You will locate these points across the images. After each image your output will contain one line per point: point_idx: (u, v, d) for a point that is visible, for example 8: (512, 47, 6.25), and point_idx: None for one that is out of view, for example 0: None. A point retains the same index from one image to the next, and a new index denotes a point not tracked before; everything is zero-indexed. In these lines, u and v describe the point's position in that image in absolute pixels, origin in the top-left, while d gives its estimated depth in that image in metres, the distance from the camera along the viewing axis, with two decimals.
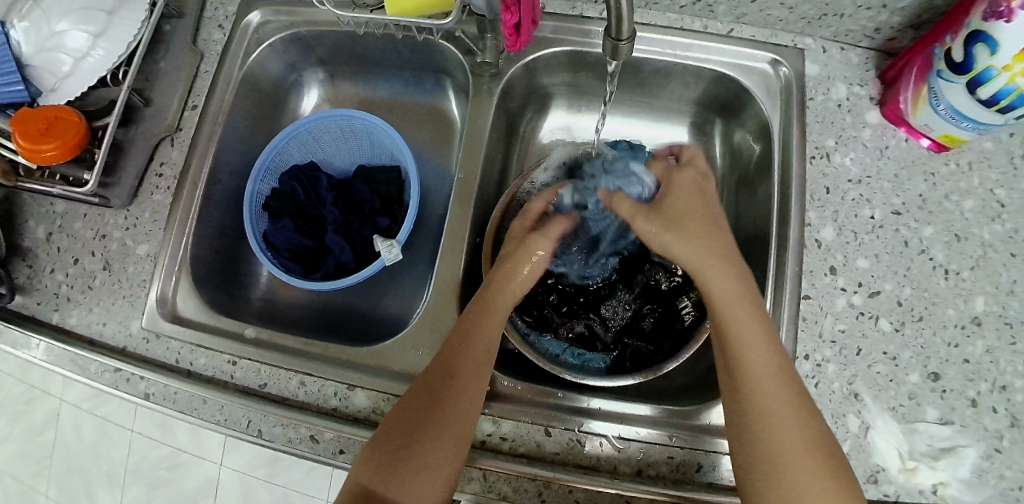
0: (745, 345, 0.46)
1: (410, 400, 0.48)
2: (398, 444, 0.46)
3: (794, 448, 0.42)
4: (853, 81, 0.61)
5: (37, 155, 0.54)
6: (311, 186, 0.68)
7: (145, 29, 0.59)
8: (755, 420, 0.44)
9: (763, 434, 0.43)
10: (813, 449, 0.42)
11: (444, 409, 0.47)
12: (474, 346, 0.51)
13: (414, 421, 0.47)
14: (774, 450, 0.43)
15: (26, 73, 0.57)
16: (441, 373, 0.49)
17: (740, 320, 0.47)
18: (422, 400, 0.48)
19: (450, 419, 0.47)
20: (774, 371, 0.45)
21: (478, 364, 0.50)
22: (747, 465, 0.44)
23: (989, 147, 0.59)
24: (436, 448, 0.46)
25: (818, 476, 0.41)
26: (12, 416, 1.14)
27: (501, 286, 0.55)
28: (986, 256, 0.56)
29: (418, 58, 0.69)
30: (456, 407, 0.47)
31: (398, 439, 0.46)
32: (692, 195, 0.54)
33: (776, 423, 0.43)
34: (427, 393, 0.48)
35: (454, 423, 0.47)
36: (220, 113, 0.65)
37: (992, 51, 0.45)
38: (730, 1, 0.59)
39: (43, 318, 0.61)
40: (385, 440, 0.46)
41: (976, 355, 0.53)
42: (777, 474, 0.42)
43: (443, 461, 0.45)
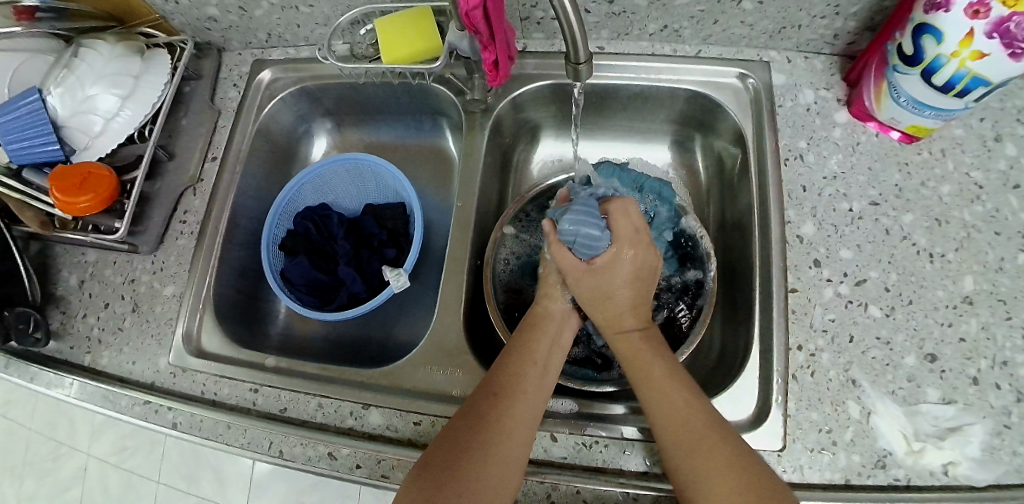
0: (666, 397, 0.49)
1: (474, 410, 0.49)
2: (464, 452, 0.46)
3: (720, 486, 0.43)
4: (819, 86, 0.65)
5: (72, 207, 0.60)
6: (322, 224, 0.73)
7: (167, 91, 0.67)
8: (693, 456, 0.45)
9: (688, 465, 0.45)
10: (734, 486, 0.43)
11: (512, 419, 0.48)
12: (535, 358, 0.53)
13: (477, 430, 0.47)
14: (703, 481, 0.44)
15: (61, 134, 0.63)
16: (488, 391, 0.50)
17: (652, 381, 0.50)
18: (488, 409, 0.49)
19: (519, 428, 0.48)
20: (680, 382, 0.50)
21: (537, 373, 0.52)
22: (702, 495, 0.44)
23: (960, 133, 0.61)
24: (504, 458, 0.46)
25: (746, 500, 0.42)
26: (40, 473, 1.17)
27: (546, 315, 0.57)
28: (969, 237, 0.57)
29: (415, 102, 0.75)
30: (524, 416, 0.49)
31: (463, 446, 0.46)
32: (638, 276, 0.54)
33: (694, 449, 0.45)
34: (489, 403, 0.49)
35: (519, 431, 0.48)
36: (238, 161, 0.71)
37: (937, 40, 0.49)
38: (694, 25, 0.64)
39: (77, 360, 0.65)
40: (452, 449, 0.46)
41: (972, 333, 0.54)
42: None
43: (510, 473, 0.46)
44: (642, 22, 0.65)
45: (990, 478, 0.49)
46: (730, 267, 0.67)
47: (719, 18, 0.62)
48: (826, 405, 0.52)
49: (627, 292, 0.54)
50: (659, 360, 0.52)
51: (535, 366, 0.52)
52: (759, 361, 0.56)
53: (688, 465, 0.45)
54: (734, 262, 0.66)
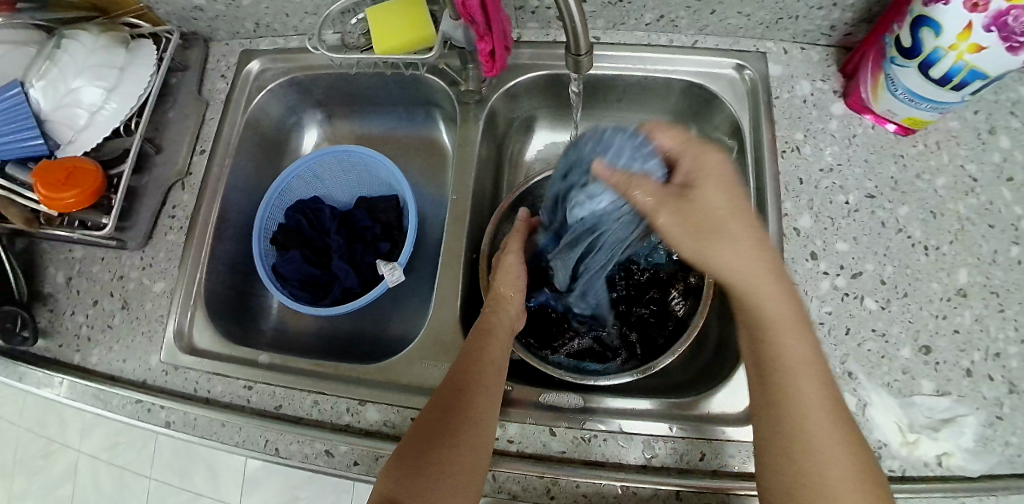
0: (781, 332, 0.42)
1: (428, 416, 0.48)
2: (422, 455, 0.45)
3: (821, 442, 0.40)
4: (816, 77, 0.65)
5: (57, 203, 0.58)
6: (315, 219, 0.72)
7: (154, 82, 0.66)
8: (800, 418, 0.41)
9: (810, 427, 0.40)
10: (839, 447, 0.40)
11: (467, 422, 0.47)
12: (487, 364, 0.52)
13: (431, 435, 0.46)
14: (808, 435, 0.40)
15: (45, 128, 0.61)
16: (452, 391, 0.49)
17: (776, 320, 0.42)
18: (442, 412, 0.48)
19: (472, 434, 0.46)
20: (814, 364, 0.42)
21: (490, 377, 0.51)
22: (788, 452, 0.40)
23: (954, 126, 0.61)
24: (462, 461, 0.45)
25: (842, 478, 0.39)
26: (31, 471, 1.15)
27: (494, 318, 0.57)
28: (963, 229, 0.57)
29: (408, 93, 0.73)
30: (477, 420, 0.47)
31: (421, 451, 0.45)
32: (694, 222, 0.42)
33: (803, 404, 0.41)
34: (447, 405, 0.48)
35: (474, 436, 0.47)
36: (228, 154, 0.70)
37: (936, 33, 0.48)
38: (691, 15, 0.63)
39: (66, 359, 0.64)
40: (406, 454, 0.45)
41: (966, 325, 0.54)
42: (806, 463, 0.39)
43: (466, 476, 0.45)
44: (638, 12, 0.64)
45: (983, 469, 0.50)
46: None
47: (716, 9, 0.62)
48: None
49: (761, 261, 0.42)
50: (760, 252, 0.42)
51: (490, 364, 0.52)
52: None
53: (787, 427, 0.41)
54: None
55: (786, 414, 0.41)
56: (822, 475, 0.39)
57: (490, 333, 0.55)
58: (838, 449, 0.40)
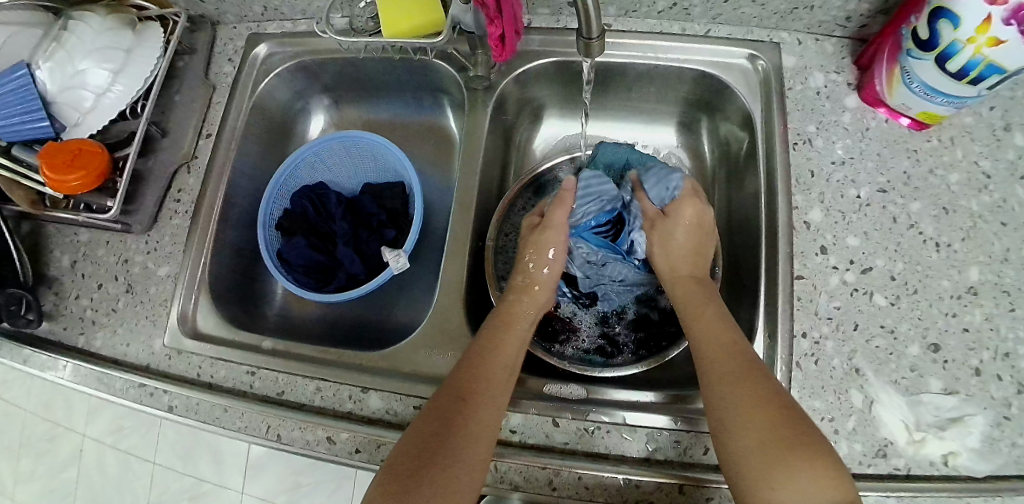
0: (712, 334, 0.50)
1: (436, 405, 0.48)
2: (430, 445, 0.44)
3: (755, 426, 0.43)
4: (830, 69, 0.63)
5: (63, 186, 0.58)
6: (320, 204, 0.71)
7: (160, 65, 0.65)
8: (733, 396, 0.45)
9: (738, 410, 0.44)
10: (777, 430, 0.42)
11: (474, 419, 0.46)
12: (500, 360, 0.51)
13: (438, 427, 0.46)
14: (735, 420, 0.44)
15: (51, 110, 0.61)
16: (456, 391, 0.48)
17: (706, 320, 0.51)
18: (452, 404, 0.47)
19: (479, 431, 0.46)
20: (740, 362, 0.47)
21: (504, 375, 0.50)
22: (737, 438, 0.43)
23: (969, 121, 0.60)
24: (465, 460, 0.44)
25: (784, 456, 0.41)
26: (37, 453, 1.17)
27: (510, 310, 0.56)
28: (976, 227, 0.56)
29: (416, 79, 0.73)
30: (485, 419, 0.47)
31: (427, 442, 0.45)
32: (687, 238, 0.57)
33: (749, 387, 0.45)
34: (458, 398, 0.48)
35: (480, 432, 0.46)
36: (233, 138, 0.69)
37: (955, 25, 0.47)
38: (704, 3, 0.62)
39: (70, 342, 0.64)
40: (409, 443, 0.45)
41: (976, 324, 0.53)
42: (767, 442, 0.42)
43: (467, 474, 0.44)
44: None
45: (989, 469, 0.49)
46: (733, 253, 0.66)
47: None
48: (829, 393, 0.52)
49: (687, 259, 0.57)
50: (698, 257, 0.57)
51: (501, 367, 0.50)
52: (763, 348, 0.56)
53: (728, 411, 0.44)
54: (738, 248, 0.66)
55: (733, 388, 0.45)
56: (766, 452, 0.41)
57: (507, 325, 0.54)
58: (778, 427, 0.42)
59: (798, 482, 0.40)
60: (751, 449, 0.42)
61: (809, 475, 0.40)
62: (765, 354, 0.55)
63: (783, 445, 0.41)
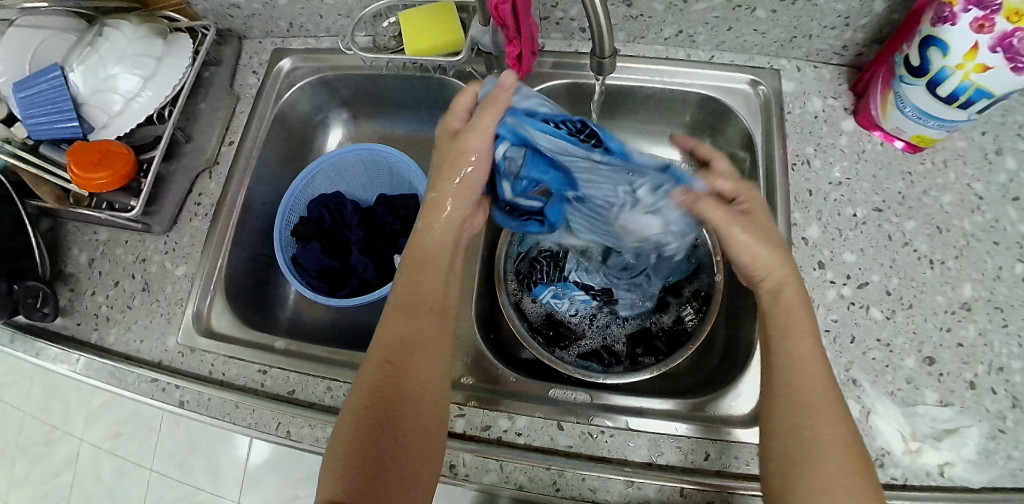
0: (791, 335, 0.46)
1: (357, 401, 0.46)
2: (370, 447, 0.44)
3: (817, 439, 0.41)
4: (827, 95, 0.67)
5: (88, 183, 0.60)
6: (336, 211, 0.73)
7: (188, 74, 0.68)
8: (793, 410, 0.43)
9: (790, 418, 0.43)
10: (811, 440, 0.41)
11: (407, 407, 0.45)
12: (419, 338, 0.48)
13: (371, 426, 0.44)
14: (801, 435, 0.42)
15: (81, 111, 0.63)
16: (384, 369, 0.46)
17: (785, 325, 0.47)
18: (374, 399, 0.45)
19: (416, 419, 0.45)
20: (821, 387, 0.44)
21: (424, 351, 0.48)
22: (777, 435, 0.43)
23: (961, 146, 0.63)
24: (408, 428, 0.45)
25: (805, 467, 0.41)
26: (33, 456, 1.16)
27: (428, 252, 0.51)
28: (969, 246, 0.59)
29: (432, 96, 0.76)
30: (416, 405, 0.46)
31: (364, 445, 0.44)
32: (754, 230, 0.49)
33: (812, 407, 0.43)
34: (380, 390, 0.46)
35: (417, 417, 0.46)
36: (254, 146, 0.72)
37: (944, 52, 0.50)
38: (708, 31, 0.66)
39: (84, 337, 0.65)
40: (347, 448, 0.44)
41: (970, 339, 0.55)
42: (812, 446, 0.41)
43: (416, 464, 0.45)
44: (658, 26, 0.66)
45: (985, 480, 0.50)
46: (735, 268, 0.68)
47: (732, 25, 0.64)
48: None
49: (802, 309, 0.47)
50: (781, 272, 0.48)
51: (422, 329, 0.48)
52: None
53: (782, 421, 0.43)
54: (739, 263, 0.68)
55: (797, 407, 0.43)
56: (796, 448, 0.42)
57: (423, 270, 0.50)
58: (835, 440, 0.41)
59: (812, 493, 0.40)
60: (780, 442, 0.43)
61: (836, 483, 0.39)
62: None
63: (800, 453, 0.41)
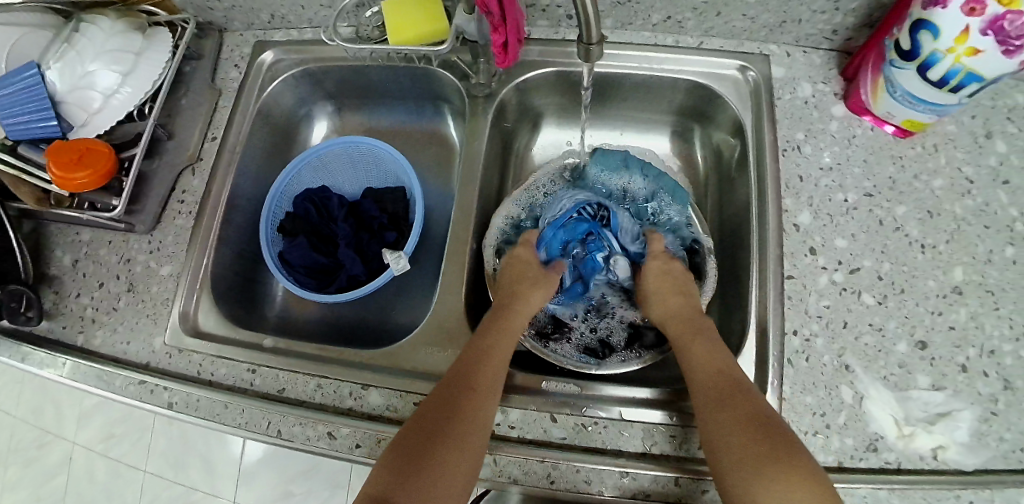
0: (698, 360, 0.53)
1: (427, 413, 0.49)
2: (416, 451, 0.46)
3: (733, 438, 0.46)
4: (817, 80, 0.66)
5: (70, 182, 0.59)
6: (322, 206, 0.72)
7: (168, 69, 0.67)
8: (714, 409, 0.48)
9: (709, 419, 0.48)
10: (753, 434, 0.45)
11: (467, 426, 0.47)
12: (487, 374, 0.51)
13: (424, 439, 0.47)
14: (715, 436, 0.47)
15: (59, 110, 0.62)
16: (451, 389, 0.50)
17: (693, 352, 0.54)
18: (439, 411, 0.48)
19: (468, 438, 0.47)
20: (724, 377, 0.50)
21: (495, 379, 0.51)
22: (714, 438, 0.47)
23: (952, 129, 0.63)
24: (463, 448, 0.47)
25: (755, 460, 0.44)
26: (25, 461, 1.15)
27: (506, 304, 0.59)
28: (960, 229, 0.58)
29: (418, 87, 0.75)
30: (475, 426, 0.48)
31: (417, 449, 0.46)
32: (663, 280, 0.62)
33: (721, 408, 0.48)
34: (444, 407, 0.49)
35: (472, 436, 0.47)
36: (238, 142, 0.71)
37: (935, 35, 0.50)
38: (697, 17, 0.65)
39: (69, 340, 0.64)
40: (397, 449, 0.47)
41: (962, 322, 0.55)
42: (732, 454, 0.45)
43: (460, 478, 0.46)
44: (646, 12, 0.65)
45: (977, 463, 0.50)
46: (727, 257, 0.68)
47: (721, 10, 0.64)
48: (820, 389, 0.53)
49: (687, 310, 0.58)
50: (674, 296, 0.60)
51: (500, 360, 0.53)
52: (756, 346, 0.57)
53: (709, 422, 0.48)
54: (731, 251, 0.67)
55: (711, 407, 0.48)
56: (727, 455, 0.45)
57: (504, 323, 0.56)
58: (748, 438, 0.45)
59: (767, 487, 0.43)
60: (721, 442, 0.46)
61: (779, 479, 0.43)
62: (758, 350, 0.57)
63: (757, 454, 0.44)
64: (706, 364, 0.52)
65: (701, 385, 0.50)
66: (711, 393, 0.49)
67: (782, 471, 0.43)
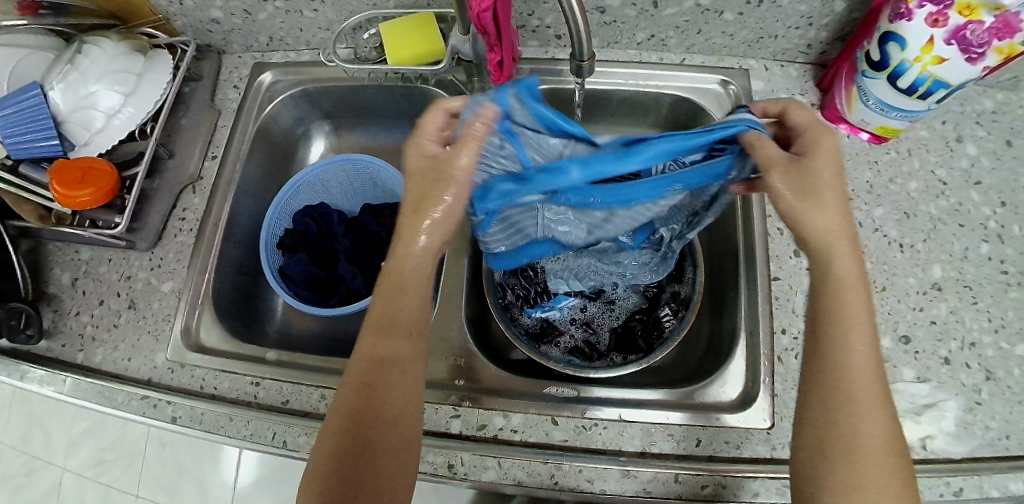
0: (853, 331, 0.42)
1: (337, 430, 0.45)
2: (345, 466, 0.44)
3: (874, 447, 0.40)
4: (795, 92, 0.70)
5: (71, 201, 0.60)
6: (323, 222, 0.74)
7: (169, 88, 0.68)
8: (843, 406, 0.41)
9: (823, 418, 0.42)
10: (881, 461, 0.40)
11: (383, 431, 0.45)
12: (395, 361, 0.46)
13: (348, 451, 0.44)
14: (827, 436, 0.41)
15: (61, 129, 0.63)
16: (362, 392, 0.45)
17: (855, 322, 0.42)
18: (357, 420, 0.45)
19: (389, 450, 0.45)
20: (867, 373, 0.42)
21: (404, 368, 0.47)
22: (822, 442, 0.41)
23: (924, 135, 0.66)
24: (392, 448, 0.45)
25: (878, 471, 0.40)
26: (12, 489, 1.12)
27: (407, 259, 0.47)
28: (936, 228, 0.62)
29: (414, 106, 0.77)
30: (394, 435, 0.45)
31: (343, 471, 0.43)
32: (823, 168, 0.42)
33: (863, 409, 0.41)
34: (352, 412, 0.45)
35: (396, 439, 0.45)
36: (239, 160, 0.72)
37: (902, 46, 0.53)
38: (680, 34, 0.69)
39: (68, 358, 0.64)
40: (320, 471, 0.44)
41: (942, 316, 0.58)
42: (848, 453, 0.40)
43: (394, 483, 0.44)
44: (631, 31, 0.69)
45: (964, 451, 0.52)
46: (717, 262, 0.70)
47: (702, 28, 0.67)
48: None
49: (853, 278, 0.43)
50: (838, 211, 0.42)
51: (407, 340, 0.47)
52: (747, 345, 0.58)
53: (820, 423, 0.42)
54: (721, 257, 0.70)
55: (835, 401, 0.41)
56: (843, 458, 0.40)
57: (400, 286, 0.47)
58: (884, 447, 0.40)
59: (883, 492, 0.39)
60: (830, 447, 0.41)
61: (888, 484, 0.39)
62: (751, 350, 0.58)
63: (879, 461, 0.40)
64: (862, 320, 0.42)
65: (832, 370, 0.42)
66: (837, 389, 0.42)
67: (897, 476, 0.40)
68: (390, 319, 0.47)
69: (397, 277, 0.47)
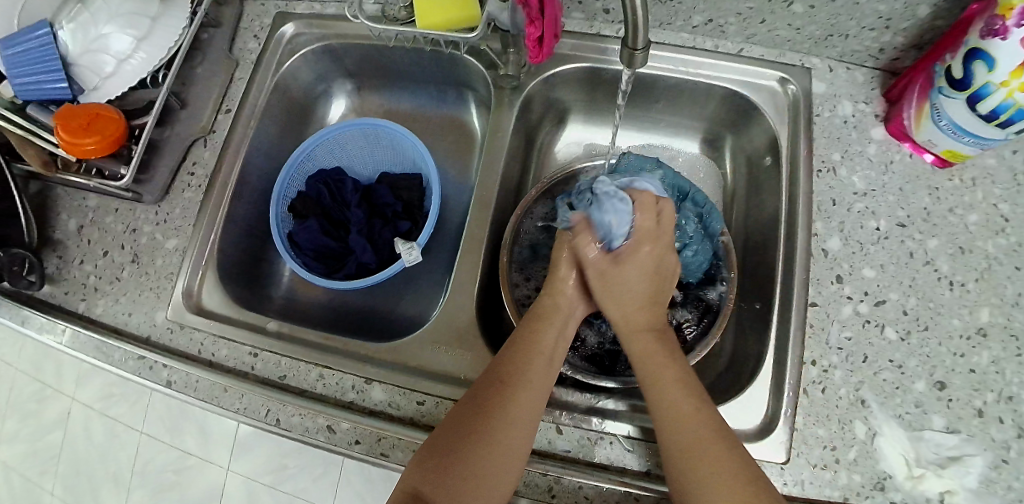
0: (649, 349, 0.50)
1: (456, 420, 0.46)
2: (454, 449, 0.45)
3: (697, 457, 0.43)
4: (859, 99, 0.63)
5: (77, 148, 0.57)
6: (336, 189, 0.71)
7: (186, 35, 0.63)
8: (670, 432, 0.45)
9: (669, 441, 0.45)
10: (699, 454, 0.43)
11: (502, 428, 0.45)
12: (523, 377, 0.48)
13: (461, 432, 0.45)
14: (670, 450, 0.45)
15: (71, 72, 0.60)
16: (494, 384, 0.48)
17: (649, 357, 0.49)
18: (475, 410, 0.46)
19: (510, 433, 0.45)
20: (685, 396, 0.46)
21: (535, 386, 0.48)
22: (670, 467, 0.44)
23: (992, 163, 0.60)
24: (505, 447, 0.45)
25: (722, 476, 0.42)
26: (22, 412, 1.15)
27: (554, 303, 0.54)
28: (990, 268, 0.57)
29: (442, 71, 0.72)
30: (510, 423, 0.46)
31: (455, 442, 0.45)
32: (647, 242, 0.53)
33: (677, 431, 0.45)
34: (481, 403, 0.47)
35: (510, 436, 0.45)
36: (252, 117, 0.68)
37: (989, 67, 0.47)
38: (740, 22, 0.62)
39: (70, 307, 0.63)
40: (432, 450, 0.45)
41: (982, 366, 0.54)
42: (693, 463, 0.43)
43: (494, 480, 0.44)
44: (687, 13, 0.63)
45: None
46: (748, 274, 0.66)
47: (766, 18, 0.61)
48: (832, 422, 0.52)
49: (644, 287, 0.52)
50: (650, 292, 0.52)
51: (541, 358, 0.50)
52: (771, 370, 0.56)
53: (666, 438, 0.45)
54: (755, 269, 0.65)
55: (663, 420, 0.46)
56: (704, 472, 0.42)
57: (543, 320, 0.53)
58: (727, 468, 0.42)
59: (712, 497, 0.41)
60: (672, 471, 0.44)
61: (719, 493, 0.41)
62: (773, 377, 0.55)
63: (718, 480, 0.42)
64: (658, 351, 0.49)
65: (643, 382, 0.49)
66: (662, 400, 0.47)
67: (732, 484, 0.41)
68: (546, 318, 0.53)
69: (548, 318, 0.53)
